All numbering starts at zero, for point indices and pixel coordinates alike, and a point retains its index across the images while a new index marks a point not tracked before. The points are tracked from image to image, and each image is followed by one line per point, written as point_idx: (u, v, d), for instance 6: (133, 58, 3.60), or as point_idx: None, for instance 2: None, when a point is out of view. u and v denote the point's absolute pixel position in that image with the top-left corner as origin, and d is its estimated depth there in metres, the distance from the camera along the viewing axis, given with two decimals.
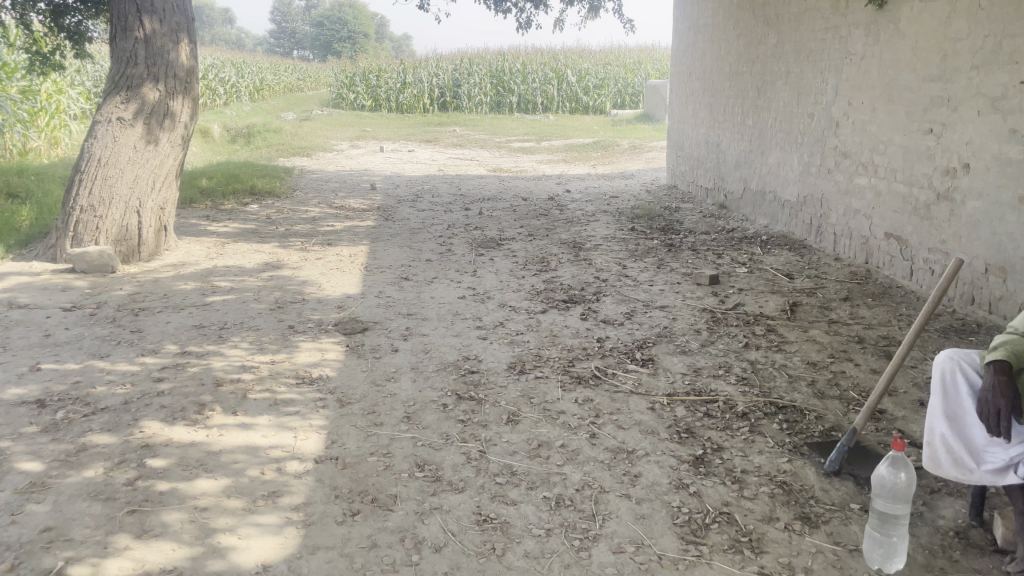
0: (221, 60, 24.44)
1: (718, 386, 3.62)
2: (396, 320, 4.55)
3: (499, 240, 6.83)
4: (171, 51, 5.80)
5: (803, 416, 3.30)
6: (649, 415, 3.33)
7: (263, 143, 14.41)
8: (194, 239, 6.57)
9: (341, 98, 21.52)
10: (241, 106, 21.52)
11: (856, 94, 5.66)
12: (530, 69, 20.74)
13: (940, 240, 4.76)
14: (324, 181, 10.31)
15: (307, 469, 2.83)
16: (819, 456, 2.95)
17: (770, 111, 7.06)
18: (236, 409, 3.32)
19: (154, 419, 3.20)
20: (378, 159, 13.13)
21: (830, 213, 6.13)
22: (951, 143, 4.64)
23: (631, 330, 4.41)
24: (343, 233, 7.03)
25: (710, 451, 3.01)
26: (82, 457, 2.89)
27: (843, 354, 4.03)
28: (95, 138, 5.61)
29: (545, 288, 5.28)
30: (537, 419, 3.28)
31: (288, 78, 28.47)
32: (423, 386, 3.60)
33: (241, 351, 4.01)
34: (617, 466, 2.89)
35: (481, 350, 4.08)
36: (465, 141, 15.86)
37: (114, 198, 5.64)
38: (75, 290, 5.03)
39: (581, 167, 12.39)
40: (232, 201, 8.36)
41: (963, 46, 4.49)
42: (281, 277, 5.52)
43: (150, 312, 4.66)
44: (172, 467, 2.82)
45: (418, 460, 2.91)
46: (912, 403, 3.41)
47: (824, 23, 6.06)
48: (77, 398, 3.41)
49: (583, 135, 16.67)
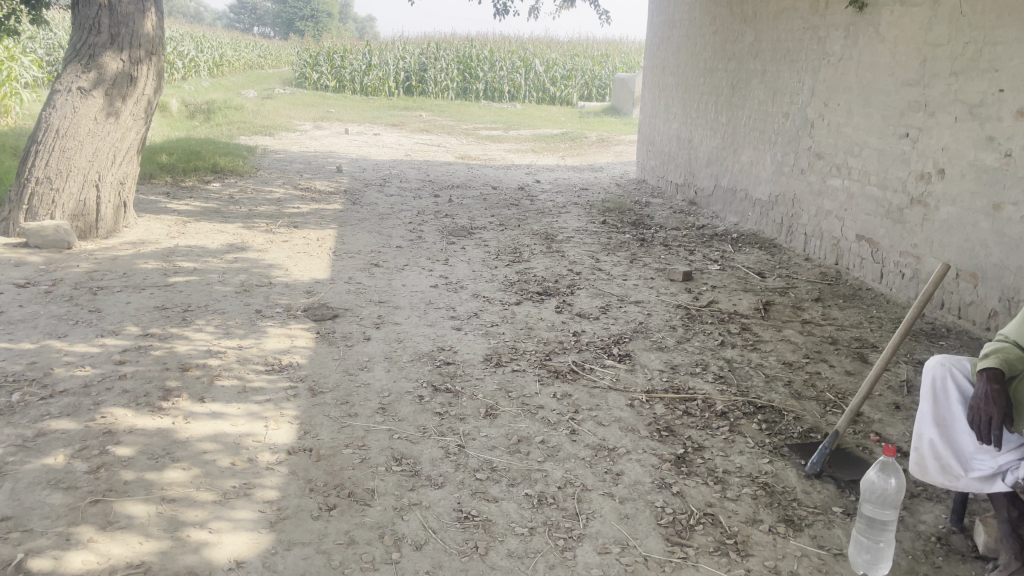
0: (178, 32, 23.76)
1: (696, 384, 3.60)
2: (367, 308, 4.44)
3: (470, 229, 6.74)
4: (137, 20, 5.55)
5: (782, 416, 3.29)
6: (628, 412, 3.29)
7: (223, 120, 14.05)
8: (154, 217, 6.35)
9: (304, 78, 21.13)
10: (200, 81, 21.00)
11: (832, 95, 5.69)
12: (498, 57, 20.60)
13: (912, 244, 4.80)
14: (289, 162, 10.11)
15: (280, 460, 2.73)
16: (800, 458, 2.93)
17: (744, 109, 7.07)
18: (203, 395, 3.19)
19: (117, 404, 3.06)
20: (343, 141, 12.92)
21: (801, 213, 6.16)
22: (926, 148, 4.68)
23: (607, 325, 4.37)
24: (310, 216, 6.87)
25: (691, 450, 2.97)
26: (40, 442, 2.74)
27: (818, 354, 4.04)
28: (54, 107, 5.38)
29: (519, 279, 5.22)
30: (516, 414, 3.21)
31: (249, 55, 27.90)
32: (398, 376, 3.51)
33: (207, 335, 3.87)
34: (598, 463, 2.84)
35: (455, 341, 3.99)
36: (432, 126, 15.70)
37: (71, 170, 5.42)
38: (29, 265, 4.82)
39: (549, 157, 12.35)
40: (193, 178, 8.12)
41: (943, 51, 4.52)
42: (246, 259, 5.36)
43: (109, 291, 4.49)
44: (137, 455, 2.69)
45: (395, 453, 2.83)
46: (887, 405, 3.42)
47: (802, 23, 6.08)
48: (34, 380, 3.25)
49: (550, 125, 16.65)
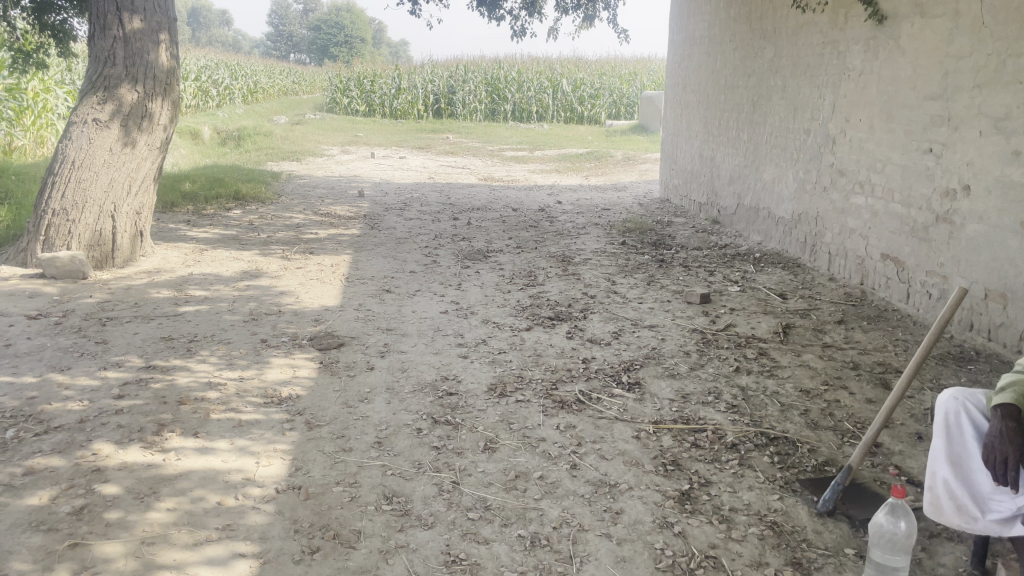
0: (214, 61, 24.24)
1: (707, 414, 3.46)
2: (374, 336, 4.37)
3: (486, 252, 6.66)
4: (151, 51, 5.60)
5: (796, 448, 3.13)
6: (633, 445, 3.16)
7: (253, 147, 14.25)
8: (171, 245, 6.39)
9: (335, 103, 21.37)
10: (233, 108, 21.33)
11: (854, 111, 5.53)
12: (525, 78, 20.67)
13: (939, 263, 4.62)
14: (312, 187, 10.15)
15: (268, 498, 2.66)
16: (812, 494, 2.78)
17: (766, 126, 6.92)
18: (196, 430, 3.14)
19: (109, 440, 3.01)
20: (368, 165, 12.99)
21: (825, 231, 5.98)
22: (951, 164, 4.50)
23: (618, 351, 4.25)
24: (326, 241, 6.86)
25: (697, 486, 2.83)
26: (27, 481, 2.70)
27: (838, 381, 3.86)
28: (70, 139, 5.43)
29: (531, 304, 5.12)
30: (516, 447, 3.10)
31: (283, 82, 28.37)
32: (398, 408, 3.43)
33: (209, 367, 3.83)
34: (598, 501, 2.72)
35: (460, 370, 3.91)
36: (458, 148, 15.72)
37: (87, 201, 5.45)
38: (44, 296, 4.84)
39: (573, 177, 12.26)
40: (214, 206, 8.17)
41: (965, 64, 4.36)
42: (258, 286, 5.34)
43: (118, 322, 4.48)
44: (123, 494, 2.63)
45: (387, 491, 2.73)
46: (909, 436, 3.24)
47: (821, 37, 5.93)
48: (30, 416, 3.22)
49: (576, 144, 16.60)
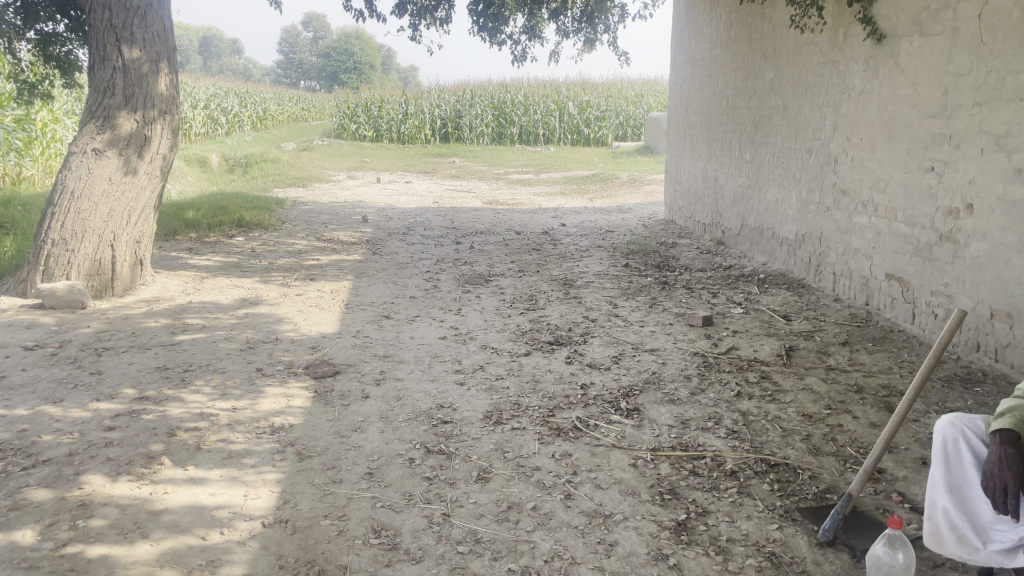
0: (224, 89, 24.48)
1: (706, 440, 3.38)
2: (371, 363, 4.33)
3: (487, 276, 6.63)
4: (151, 81, 5.63)
5: (797, 475, 3.06)
6: (630, 473, 3.09)
7: (260, 174, 14.34)
8: (172, 273, 6.38)
9: (343, 129, 21.51)
10: (242, 135, 21.49)
11: (854, 129, 5.48)
12: (531, 101, 20.77)
13: (944, 282, 4.54)
14: (317, 213, 10.18)
15: (254, 533, 2.60)
16: (812, 523, 2.70)
17: (768, 146, 6.88)
18: (186, 462, 3.09)
19: (97, 474, 2.97)
20: (374, 190, 13.03)
21: (829, 252, 5.91)
22: (954, 182, 4.45)
23: (617, 376, 4.19)
24: (328, 268, 6.84)
25: (694, 515, 2.76)
26: (11, 517, 2.65)
27: (841, 405, 3.78)
28: (70, 169, 5.45)
29: (531, 328, 5.06)
30: (509, 477, 3.04)
31: (292, 109, 28.64)
32: (391, 437, 3.37)
33: (202, 397, 3.79)
34: (591, 533, 2.65)
35: (456, 397, 3.85)
36: (464, 172, 15.74)
37: (87, 231, 5.46)
38: (42, 327, 4.83)
39: (578, 200, 12.25)
40: (218, 233, 8.19)
41: (964, 81, 4.33)
42: (257, 314, 5.32)
43: (114, 352, 4.45)
44: (108, 530, 2.58)
45: (376, 524, 2.68)
46: (913, 461, 3.16)
47: (821, 57, 5.90)
48: (19, 449, 3.18)
49: (583, 167, 16.61)
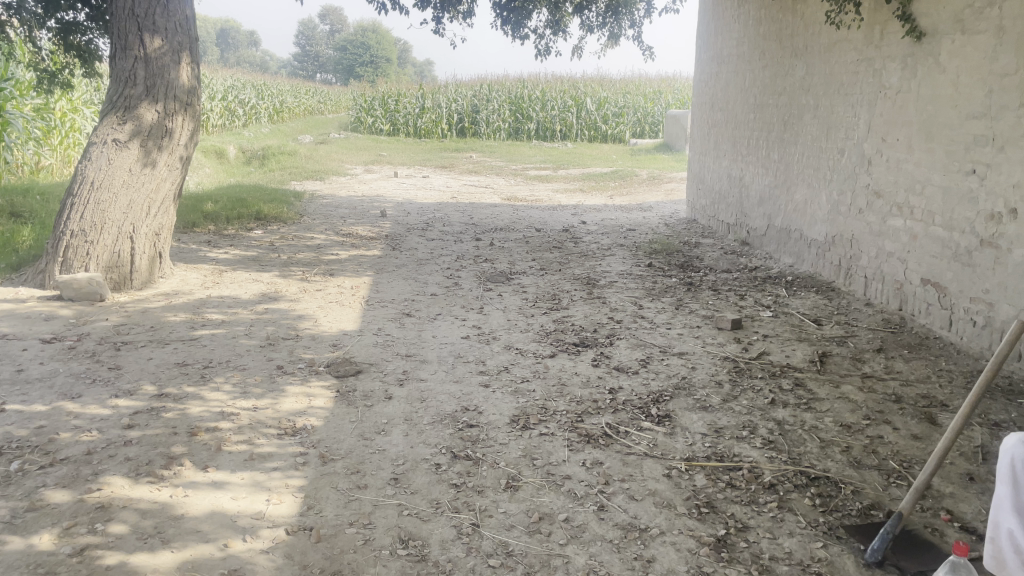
0: (242, 81, 24.46)
1: (742, 450, 3.27)
2: (393, 362, 4.24)
3: (509, 274, 6.52)
4: (173, 71, 5.56)
5: (839, 490, 2.94)
6: (664, 484, 2.98)
7: (278, 166, 14.28)
8: (191, 266, 6.31)
9: (360, 122, 21.46)
10: (260, 127, 21.48)
11: (890, 130, 5.33)
12: (549, 97, 20.60)
13: (984, 289, 4.40)
14: (334, 206, 10.10)
15: (276, 541, 2.52)
16: (859, 542, 2.58)
17: (797, 146, 6.73)
18: (207, 464, 3.01)
19: (116, 474, 2.89)
20: (391, 184, 12.94)
21: (861, 255, 5.77)
22: (997, 185, 4.30)
23: (646, 380, 4.07)
24: (347, 263, 6.75)
25: (734, 531, 2.65)
26: (29, 519, 2.57)
27: (880, 415, 3.65)
28: (89, 160, 5.38)
29: (555, 329, 4.96)
30: (539, 486, 2.94)
31: (309, 102, 28.64)
32: (416, 441, 3.27)
33: (222, 395, 3.70)
34: (627, 547, 2.54)
35: (481, 400, 3.75)
36: (481, 168, 15.63)
37: (106, 222, 5.38)
38: (60, 319, 4.76)
39: (597, 197, 12.12)
40: (236, 226, 8.12)
41: (1010, 82, 4.18)
42: (276, 309, 5.24)
43: (133, 346, 4.37)
44: (127, 535, 2.50)
45: (403, 533, 2.58)
46: (960, 476, 3.04)
47: (855, 55, 5.74)
48: (37, 447, 3.10)
49: (602, 164, 16.44)
